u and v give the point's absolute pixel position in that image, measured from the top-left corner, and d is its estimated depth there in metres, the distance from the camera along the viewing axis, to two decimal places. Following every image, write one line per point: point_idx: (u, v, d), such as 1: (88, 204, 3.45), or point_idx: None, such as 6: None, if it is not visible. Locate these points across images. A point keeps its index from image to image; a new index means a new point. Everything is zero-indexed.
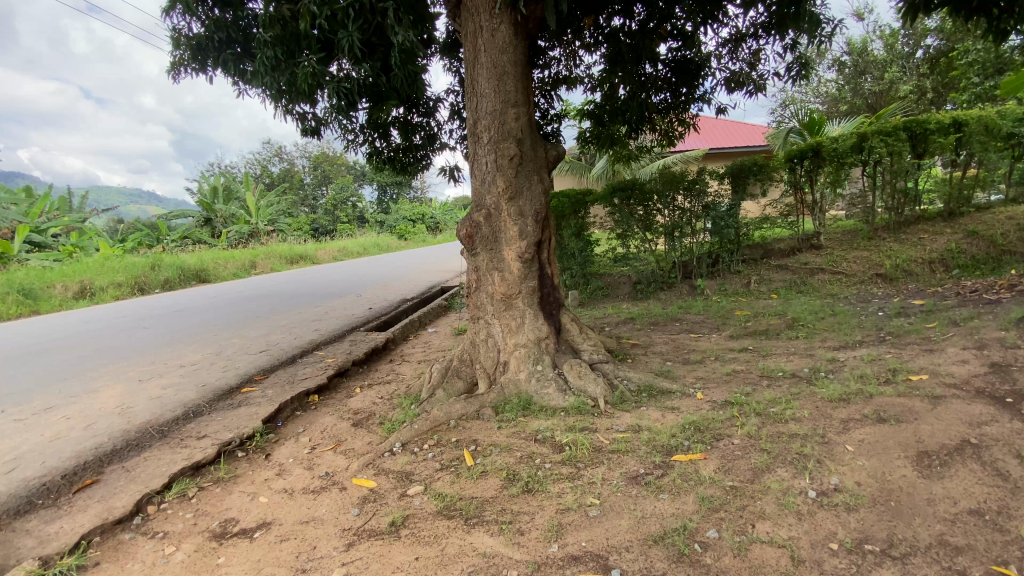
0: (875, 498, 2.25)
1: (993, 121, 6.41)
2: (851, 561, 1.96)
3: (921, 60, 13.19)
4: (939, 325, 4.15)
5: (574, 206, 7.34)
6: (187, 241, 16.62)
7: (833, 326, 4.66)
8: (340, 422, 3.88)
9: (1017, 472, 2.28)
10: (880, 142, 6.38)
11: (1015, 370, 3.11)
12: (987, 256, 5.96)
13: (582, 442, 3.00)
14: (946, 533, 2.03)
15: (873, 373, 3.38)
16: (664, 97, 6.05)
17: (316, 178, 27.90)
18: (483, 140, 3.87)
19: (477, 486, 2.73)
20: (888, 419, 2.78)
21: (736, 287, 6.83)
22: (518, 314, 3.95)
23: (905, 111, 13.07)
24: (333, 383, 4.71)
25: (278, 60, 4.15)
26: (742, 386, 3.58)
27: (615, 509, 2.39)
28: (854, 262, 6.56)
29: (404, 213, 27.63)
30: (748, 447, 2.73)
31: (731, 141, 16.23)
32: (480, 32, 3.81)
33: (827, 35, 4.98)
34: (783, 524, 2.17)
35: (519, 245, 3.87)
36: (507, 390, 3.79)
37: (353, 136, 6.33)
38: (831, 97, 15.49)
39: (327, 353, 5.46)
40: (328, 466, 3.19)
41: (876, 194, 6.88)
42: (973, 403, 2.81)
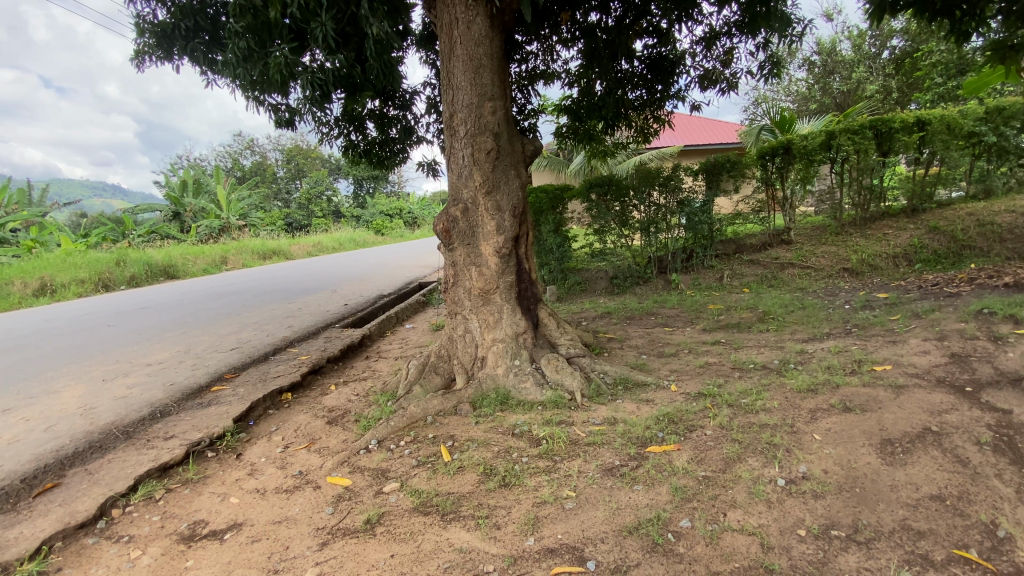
0: (840, 485, 2.32)
1: (955, 121, 6.64)
2: (818, 546, 2.02)
3: (887, 61, 13.61)
4: (902, 318, 4.30)
5: (552, 201, 7.36)
6: (155, 237, 16.09)
7: (802, 319, 4.79)
8: (315, 420, 3.81)
9: (975, 458, 2.37)
10: (848, 140, 6.52)
11: (973, 360, 3.24)
12: (948, 250, 6.18)
13: (559, 435, 3.02)
14: (909, 518, 2.10)
15: (839, 364, 3.49)
16: (640, 93, 6.10)
17: (290, 171, 27.30)
18: (459, 133, 3.83)
19: (455, 481, 2.71)
20: (853, 408, 2.87)
21: (709, 281, 6.95)
22: (496, 309, 3.94)
23: (872, 110, 13.48)
24: (307, 381, 4.62)
25: (250, 50, 4.01)
26: (715, 377, 3.65)
27: (591, 501, 2.41)
28: (823, 258, 6.74)
29: (381, 208, 27.25)
30: (720, 437, 2.79)
31: (705, 138, 16.49)
32: (456, 23, 3.76)
33: (797, 35, 5.08)
34: (753, 511, 2.22)
35: (497, 240, 3.86)
36: (485, 385, 3.78)
37: (327, 128, 6.19)
38: (802, 96, 15.87)
39: (300, 351, 5.34)
40: (301, 465, 3.13)
41: (843, 191, 7.10)
42: (934, 392, 2.92)
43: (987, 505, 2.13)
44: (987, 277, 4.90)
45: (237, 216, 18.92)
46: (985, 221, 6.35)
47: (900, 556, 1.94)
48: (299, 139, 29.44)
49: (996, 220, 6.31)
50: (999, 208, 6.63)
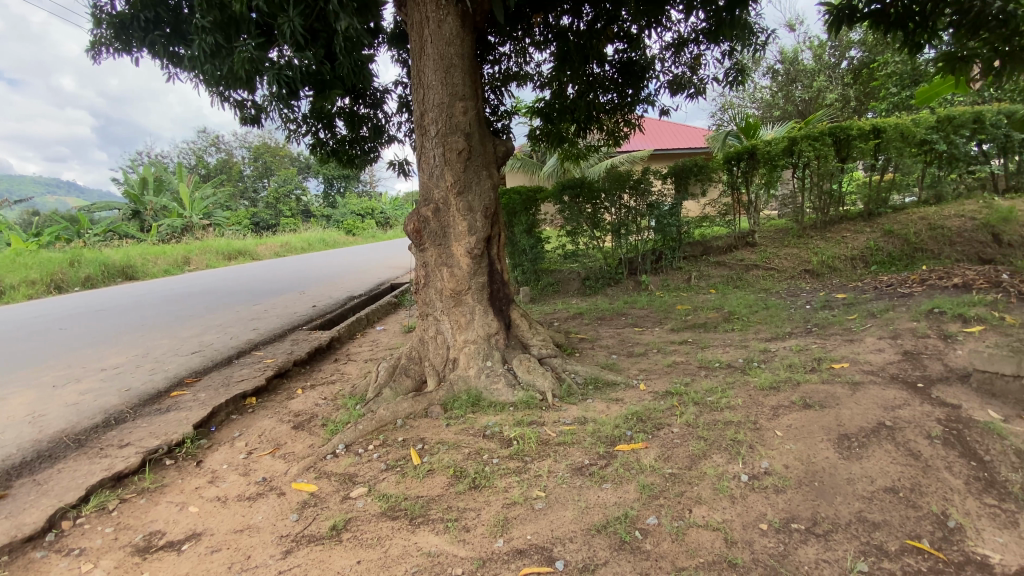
0: (800, 479, 2.39)
1: (908, 129, 6.93)
2: (779, 540, 2.07)
3: (846, 71, 14.17)
4: (859, 317, 4.48)
5: (525, 203, 7.38)
6: (112, 236, 15.39)
7: (765, 319, 4.93)
8: (280, 424, 3.70)
9: (926, 451, 2.47)
10: (809, 146, 6.79)
11: (924, 357, 3.40)
12: (902, 253, 6.47)
13: (529, 436, 3.01)
14: (864, 510, 2.18)
15: (800, 362, 3.60)
16: (611, 97, 6.17)
17: (257, 170, 26.37)
18: (430, 133, 3.80)
19: (424, 485, 2.68)
20: (813, 404, 2.97)
21: (678, 282, 7.08)
22: (468, 310, 3.91)
23: (831, 118, 14.03)
24: (272, 384, 4.49)
25: (216, 44, 3.87)
26: (682, 376, 3.72)
27: (560, 501, 2.41)
28: (786, 259, 6.93)
29: (352, 208, 26.77)
30: (687, 435, 2.84)
31: (674, 142, 16.85)
32: (426, 22, 3.73)
33: (761, 44, 5.24)
34: (717, 507, 2.27)
35: (468, 241, 3.84)
36: (457, 387, 3.75)
37: (295, 126, 6.04)
38: (766, 103, 16.39)
39: (266, 354, 5.19)
40: (265, 472, 3.04)
41: (805, 195, 7.34)
42: (888, 388, 3.04)
43: (937, 496, 2.23)
44: (938, 278, 5.15)
45: (201, 215, 18.29)
46: (935, 224, 6.66)
47: (856, 547, 2.02)
48: (267, 137, 28.71)
49: (945, 224, 6.64)
50: (949, 212, 6.96)
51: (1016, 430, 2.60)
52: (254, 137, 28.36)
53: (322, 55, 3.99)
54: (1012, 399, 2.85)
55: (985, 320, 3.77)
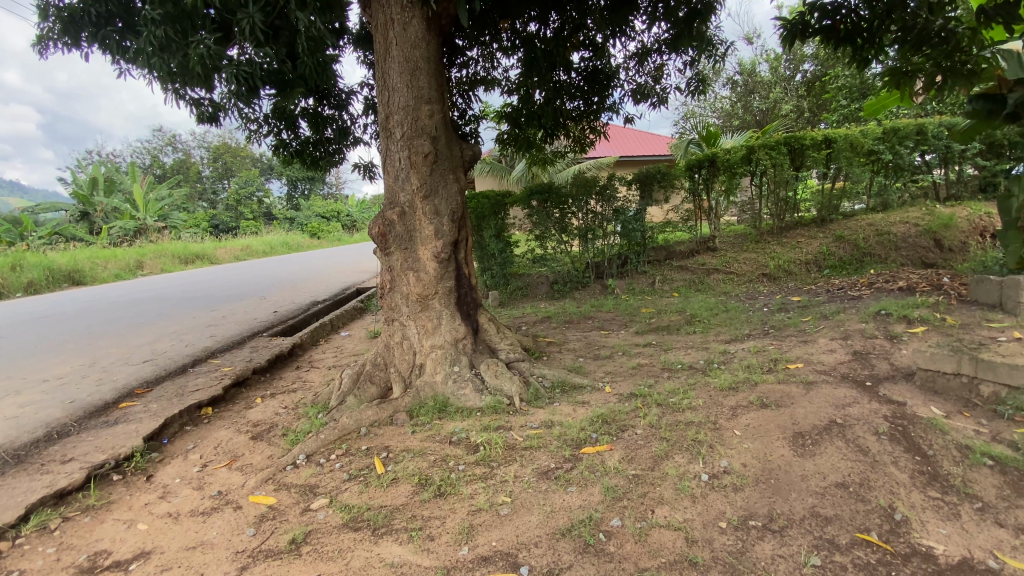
0: (757, 477, 2.46)
1: (859, 139, 7.22)
2: (737, 537, 2.13)
3: (800, 84, 14.81)
4: (813, 318, 4.66)
5: (494, 207, 7.41)
6: (58, 239, 14.58)
7: (725, 321, 5.08)
8: (238, 435, 3.56)
9: (874, 447, 2.58)
10: (766, 155, 7.04)
11: (873, 357, 3.57)
12: (852, 258, 6.81)
13: (496, 441, 3.00)
14: (817, 505, 2.27)
15: (758, 363, 3.73)
16: (577, 104, 6.26)
17: (216, 171, 25.87)
18: (396, 135, 3.75)
19: (388, 494, 2.62)
20: (770, 404, 3.07)
21: (643, 286, 7.21)
22: (435, 315, 3.87)
23: (787, 128, 14.62)
24: (230, 394, 4.32)
25: (169, 39, 3.70)
26: (646, 378, 3.79)
27: (526, 506, 2.41)
28: (744, 263, 7.12)
29: (316, 211, 26.07)
30: (650, 436, 2.89)
31: (640, 149, 17.23)
32: (392, 24, 3.69)
33: (721, 56, 5.42)
34: (679, 507, 2.31)
35: (435, 245, 3.79)
36: (423, 393, 3.70)
37: (256, 126, 5.86)
38: (725, 113, 16.96)
39: (223, 362, 4.99)
40: (221, 485, 2.92)
41: (762, 202, 7.62)
42: (839, 387, 3.17)
43: (885, 490, 2.33)
44: (884, 281, 5.43)
45: (156, 217, 17.55)
46: (882, 230, 7.02)
47: (810, 542, 2.09)
48: (227, 137, 27.81)
49: (891, 230, 7.01)
50: (894, 218, 7.34)
51: (956, 425, 2.76)
52: (214, 137, 27.42)
53: (284, 53, 3.88)
54: (952, 395, 3.03)
55: (927, 320, 4.00)
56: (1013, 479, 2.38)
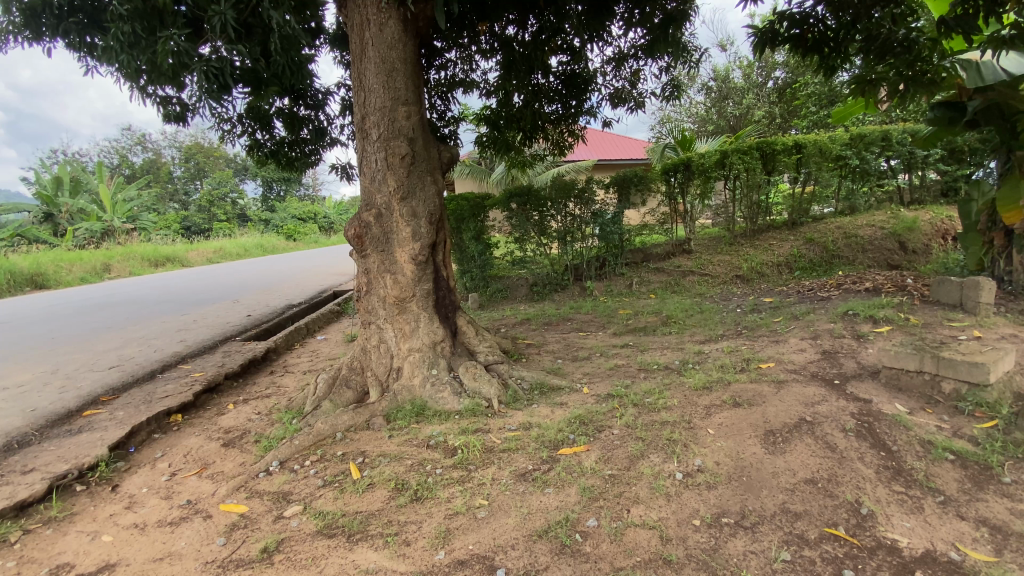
0: (730, 475, 2.51)
1: (826, 145, 7.45)
2: (711, 534, 2.17)
3: (771, 90, 15.21)
4: (784, 319, 4.77)
5: (473, 210, 7.45)
6: (19, 241, 14.01)
7: (700, 322, 5.17)
8: (208, 442, 3.47)
9: (842, 443, 2.66)
10: (739, 159, 7.20)
11: (841, 356, 3.67)
12: (821, 260, 7.01)
13: (474, 443, 2.98)
14: (788, 501, 2.32)
15: (731, 362, 3.80)
16: (556, 108, 6.30)
17: (188, 171, 25.21)
18: (372, 136, 3.72)
19: (364, 500, 2.59)
20: (743, 402, 3.13)
21: (621, 288, 7.28)
22: (413, 318, 3.84)
23: (759, 134, 14.97)
24: (201, 400, 4.21)
25: (136, 35, 3.60)
26: (623, 379, 3.83)
27: (503, 509, 2.40)
28: (719, 265, 7.24)
29: (292, 213, 25.59)
30: (626, 436, 2.92)
31: (617, 153, 17.44)
32: (367, 24, 3.65)
33: (695, 62, 5.52)
34: (654, 506, 2.34)
35: (412, 247, 3.76)
36: (401, 397, 3.66)
37: (229, 126, 5.73)
38: (699, 118, 17.28)
39: (194, 368, 4.85)
40: (190, 494, 2.84)
41: (736, 205, 7.77)
42: (808, 385, 3.26)
43: (852, 485, 2.40)
44: (851, 282, 5.60)
45: (124, 218, 17.01)
46: (850, 233, 7.25)
47: (780, 537, 2.14)
48: (199, 137, 27.13)
49: (858, 233, 7.24)
50: (861, 222, 7.59)
51: (919, 422, 2.86)
52: (186, 137, 26.73)
53: (258, 52, 3.81)
54: (915, 392, 3.14)
55: (892, 320, 4.14)
56: (972, 473, 2.48)
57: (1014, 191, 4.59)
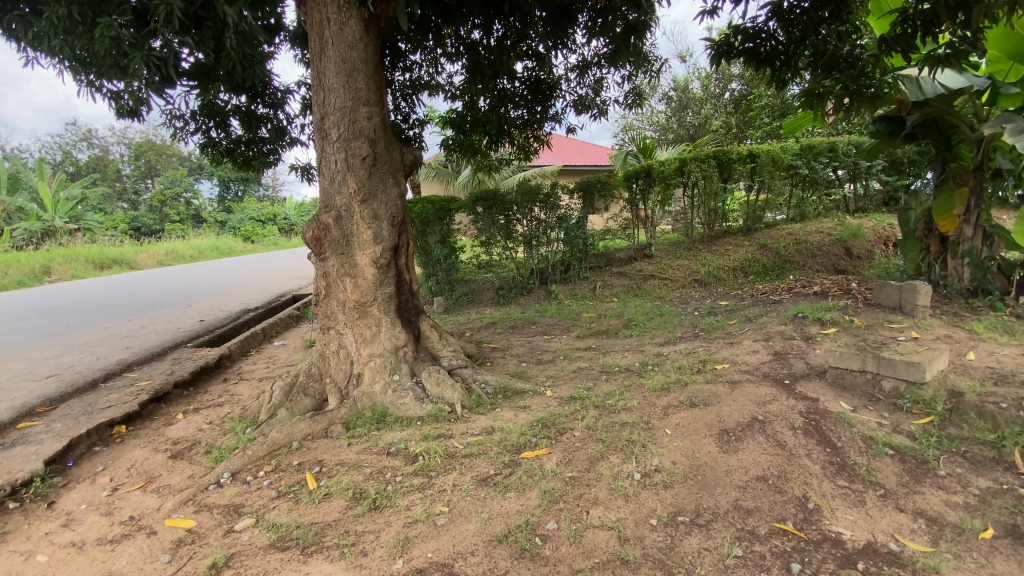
0: (685, 474, 2.58)
1: (778, 155, 7.74)
2: (667, 533, 2.21)
3: (728, 101, 15.74)
4: (739, 321, 4.94)
5: (439, 213, 7.45)
6: None
7: (659, 325, 5.30)
8: (155, 454, 3.30)
9: (791, 441, 2.76)
10: (697, 167, 7.44)
11: (791, 357, 3.83)
12: (774, 264, 7.32)
13: (435, 450, 2.95)
14: (739, 498, 2.40)
15: (688, 364, 3.91)
16: (521, 113, 6.35)
17: (138, 169, 23.99)
18: (332, 137, 3.63)
19: (320, 510, 2.51)
20: (698, 403, 3.22)
21: (585, 291, 7.36)
22: (374, 322, 3.77)
23: (716, 143, 15.47)
24: (147, 410, 4.01)
25: (74, 22, 3.40)
26: (585, 381, 3.88)
27: (463, 514, 2.38)
28: (678, 269, 7.44)
29: (249, 214, 24.71)
30: (587, 438, 2.95)
31: (581, 159, 17.70)
32: (327, 23, 3.58)
33: (656, 71, 5.67)
34: (612, 507, 2.37)
35: (374, 250, 3.70)
36: (361, 403, 3.58)
37: (181, 122, 5.50)
38: (660, 127, 17.72)
39: (140, 376, 4.61)
40: (133, 509, 2.69)
41: (694, 212, 7.97)
42: (760, 385, 3.38)
43: (800, 481, 2.50)
44: (801, 286, 5.86)
45: (66, 218, 16.13)
46: (801, 239, 7.60)
47: (732, 534, 2.21)
48: (150, 133, 25.95)
49: (808, 239, 7.60)
50: (811, 228, 7.96)
51: (862, 419, 3.01)
52: (136, 133, 25.54)
53: (210, 46, 3.65)
54: (858, 391, 3.31)
55: (838, 322, 4.36)
56: (910, 467, 2.63)
57: (949, 202, 5.04)
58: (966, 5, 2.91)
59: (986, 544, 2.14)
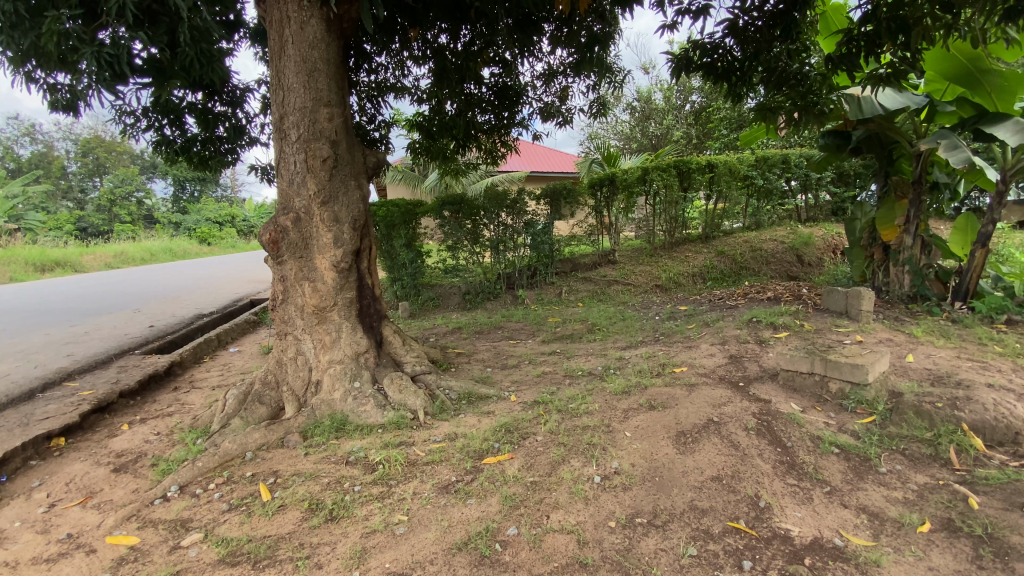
0: (643, 475, 2.63)
1: (734, 165, 8.03)
2: (625, 535, 2.25)
3: (689, 113, 16.23)
4: (697, 326, 5.09)
5: (405, 217, 7.40)
6: None
7: (622, 329, 5.40)
8: (96, 468, 3.12)
9: (744, 442, 2.86)
10: (658, 176, 7.62)
11: (745, 360, 3.97)
12: (731, 270, 7.59)
13: (396, 458, 2.90)
14: (695, 499, 2.46)
15: (648, 367, 3.99)
16: (488, 118, 6.37)
17: (85, 167, 22.37)
18: (291, 137, 3.55)
19: (274, 523, 2.43)
20: (657, 405, 3.29)
21: (551, 296, 7.40)
22: (334, 328, 3.69)
23: (678, 153, 15.93)
24: (89, 421, 3.79)
25: (15, 15, 3.22)
26: (549, 386, 3.90)
27: (423, 523, 2.35)
28: (640, 275, 7.61)
29: (206, 215, 23.77)
30: (549, 442, 2.97)
31: (548, 166, 17.91)
32: (287, 22, 3.50)
33: (620, 82, 5.80)
34: (573, 510, 2.39)
35: (334, 253, 3.63)
36: (320, 412, 3.49)
37: (131, 118, 5.25)
38: (624, 136, 18.10)
39: (82, 385, 4.35)
40: (72, 527, 2.53)
41: (656, 219, 8.16)
42: (716, 388, 3.48)
43: (752, 481, 2.58)
44: (756, 292, 6.09)
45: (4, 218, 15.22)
46: (756, 246, 7.91)
47: (688, 533, 2.26)
48: (99, 130, 24.72)
49: (763, 246, 7.92)
50: (766, 236, 8.28)
51: (811, 419, 3.15)
52: (83, 129, 24.23)
53: (164, 41, 3.50)
54: (808, 392, 3.47)
55: (789, 326, 4.54)
56: (854, 465, 2.76)
57: (891, 212, 5.31)
58: (906, 27, 3.11)
59: (923, 538, 2.26)
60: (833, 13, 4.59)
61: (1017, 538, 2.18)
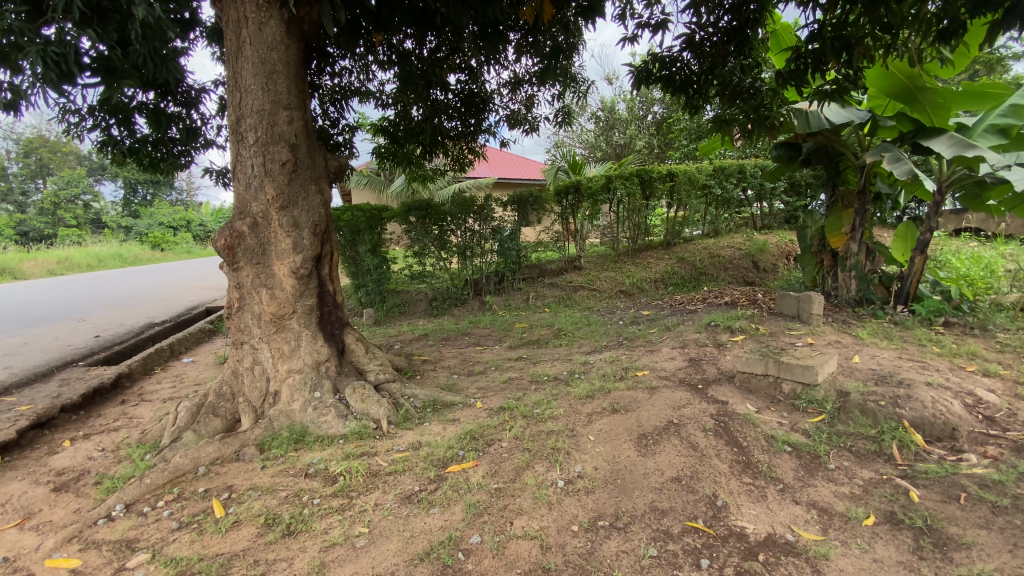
0: (606, 479, 2.67)
1: (694, 175, 8.23)
2: (587, 538, 2.28)
3: (651, 123, 16.64)
4: (659, 330, 5.22)
5: (370, 222, 7.32)
6: None
7: (587, 334, 5.48)
8: (34, 487, 2.93)
9: (702, 442, 2.94)
10: (622, 184, 7.79)
11: (703, 363, 4.10)
12: (691, 276, 7.85)
13: (357, 469, 2.84)
14: (656, 500, 2.52)
15: (611, 371, 4.07)
16: (455, 125, 6.37)
17: (27, 168, 21.00)
18: (248, 140, 3.46)
19: (227, 540, 2.34)
20: (620, 409, 3.35)
21: (518, 302, 7.44)
22: (293, 336, 3.60)
23: (641, 162, 16.30)
24: (27, 438, 3.56)
25: None
26: (515, 392, 3.91)
27: (384, 535, 2.32)
28: (605, 280, 7.74)
29: (159, 219, 22.76)
30: (514, 448, 2.98)
31: (514, 173, 18.01)
32: (244, 22, 3.41)
33: (584, 91, 5.91)
34: (536, 516, 2.41)
35: (293, 260, 3.54)
36: (278, 423, 3.38)
37: (75, 117, 4.99)
38: (589, 144, 18.40)
39: (19, 400, 4.08)
40: (5, 551, 2.37)
41: (620, 226, 8.33)
42: (676, 390, 3.58)
43: (710, 481, 2.65)
44: (714, 297, 6.30)
45: None
46: (715, 253, 8.19)
47: (649, 535, 2.31)
48: (43, 130, 23.34)
49: (721, 253, 8.21)
50: (724, 243, 8.58)
51: (765, 419, 3.27)
52: (25, 128, 22.82)
53: (114, 39, 3.35)
54: (763, 393, 3.60)
55: (745, 330, 4.71)
56: (805, 462, 2.88)
57: (838, 220, 5.59)
58: (848, 46, 3.29)
59: (868, 531, 2.38)
60: (782, 31, 4.84)
61: (953, 529, 2.32)
